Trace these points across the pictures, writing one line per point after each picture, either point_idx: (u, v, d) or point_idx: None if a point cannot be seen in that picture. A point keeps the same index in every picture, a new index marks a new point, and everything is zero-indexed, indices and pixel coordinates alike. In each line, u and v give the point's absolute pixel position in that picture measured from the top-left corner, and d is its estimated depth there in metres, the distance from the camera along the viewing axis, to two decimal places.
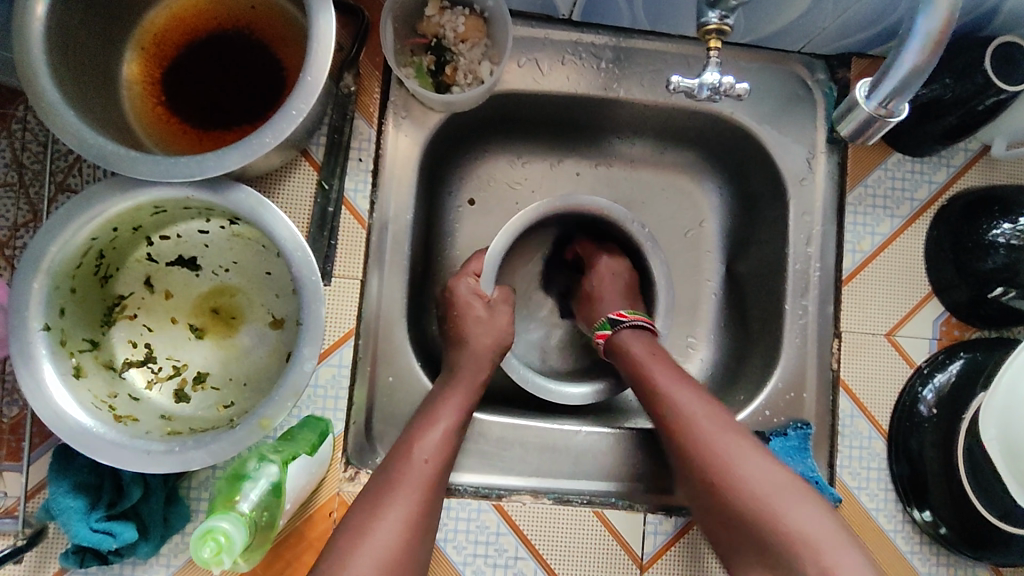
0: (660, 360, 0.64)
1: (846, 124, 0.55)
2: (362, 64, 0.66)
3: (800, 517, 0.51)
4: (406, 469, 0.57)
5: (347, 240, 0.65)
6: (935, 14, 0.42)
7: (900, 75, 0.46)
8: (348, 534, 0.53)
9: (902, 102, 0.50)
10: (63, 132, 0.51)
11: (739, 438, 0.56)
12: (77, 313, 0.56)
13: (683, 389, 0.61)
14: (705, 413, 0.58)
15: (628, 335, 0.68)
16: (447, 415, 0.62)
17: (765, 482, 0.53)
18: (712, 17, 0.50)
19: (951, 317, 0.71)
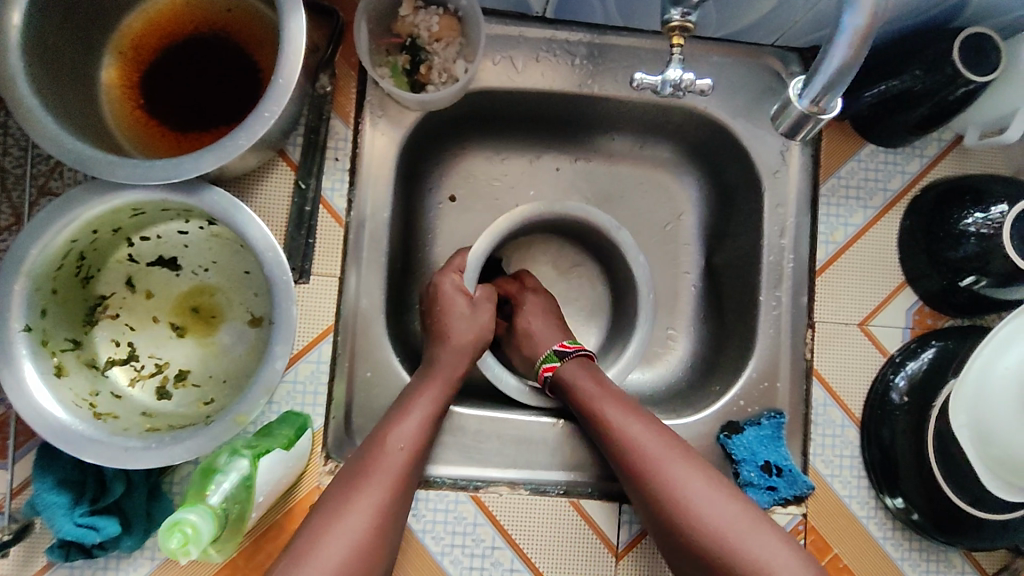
0: (605, 389, 0.66)
1: (780, 123, 0.49)
2: (338, 64, 0.67)
3: (756, 547, 0.54)
4: (379, 458, 0.59)
5: (324, 238, 0.66)
6: (858, 12, 0.39)
7: (835, 67, 0.42)
8: (319, 521, 0.55)
9: (837, 94, 0.45)
10: (42, 137, 0.52)
11: (686, 465, 0.59)
12: (58, 313, 0.57)
13: (633, 422, 0.62)
14: (661, 448, 0.60)
15: (576, 368, 0.69)
16: (423, 406, 0.64)
17: (717, 514, 0.56)
18: (675, 13, 0.50)
19: (924, 306, 0.72)
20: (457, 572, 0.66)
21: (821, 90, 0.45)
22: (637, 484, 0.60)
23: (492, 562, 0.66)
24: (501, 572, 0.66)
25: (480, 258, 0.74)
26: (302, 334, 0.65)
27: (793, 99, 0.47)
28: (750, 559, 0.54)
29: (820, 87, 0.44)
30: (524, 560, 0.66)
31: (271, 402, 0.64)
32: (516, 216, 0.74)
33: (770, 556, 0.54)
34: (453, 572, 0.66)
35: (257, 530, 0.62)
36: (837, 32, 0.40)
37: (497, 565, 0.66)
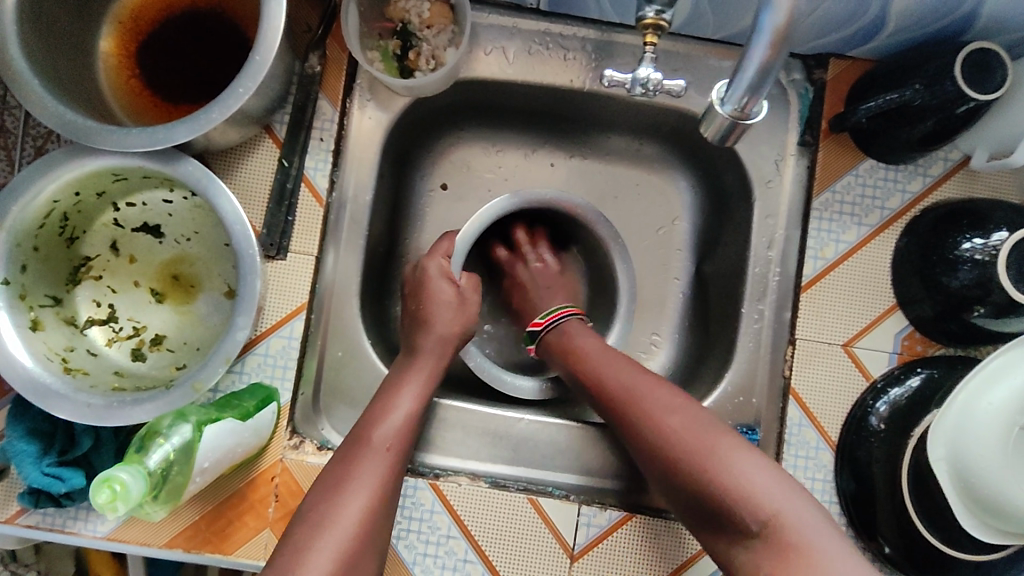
0: (597, 348, 0.67)
1: (707, 127, 0.49)
2: (328, 45, 0.68)
3: (740, 468, 0.52)
4: (365, 456, 0.58)
5: (303, 217, 0.67)
6: (776, 9, 0.37)
7: (753, 72, 0.41)
8: (306, 525, 0.53)
9: (758, 97, 0.44)
10: (29, 102, 0.55)
11: (670, 397, 0.58)
12: (40, 271, 0.60)
13: (629, 371, 0.62)
14: (647, 386, 0.60)
15: (575, 328, 0.71)
16: (407, 402, 0.63)
17: (699, 433, 0.55)
18: (649, 11, 0.50)
19: (915, 332, 0.69)
20: (410, 557, 0.65)
21: (741, 94, 0.44)
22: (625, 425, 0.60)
23: (446, 551, 0.65)
24: (454, 562, 0.65)
25: (469, 241, 0.75)
26: (274, 309, 0.65)
27: (717, 103, 0.46)
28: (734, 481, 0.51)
29: (740, 92, 0.43)
30: (479, 552, 0.65)
31: (240, 372, 0.64)
32: (513, 203, 0.75)
33: (762, 485, 0.51)
34: (406, 556, 0.65)
35: (217, 497, 0.62)
36: (754, 34, 0.38)
37: (450, 554, 0.65)
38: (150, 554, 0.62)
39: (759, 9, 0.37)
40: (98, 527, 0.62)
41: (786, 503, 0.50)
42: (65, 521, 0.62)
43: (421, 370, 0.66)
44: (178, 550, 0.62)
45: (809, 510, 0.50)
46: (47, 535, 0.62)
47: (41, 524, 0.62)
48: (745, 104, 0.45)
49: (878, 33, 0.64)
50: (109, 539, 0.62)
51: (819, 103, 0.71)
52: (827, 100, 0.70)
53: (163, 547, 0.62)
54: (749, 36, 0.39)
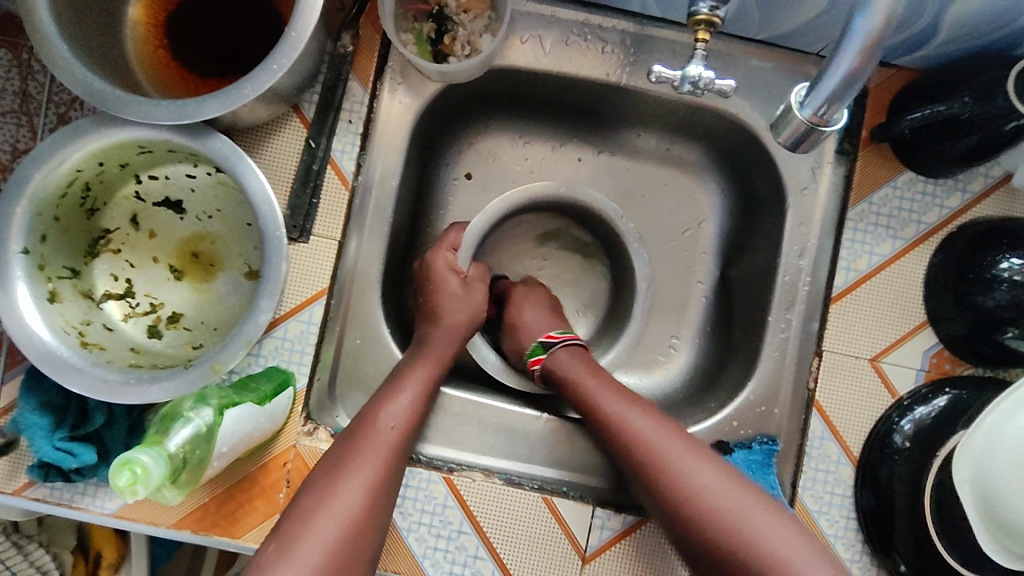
0: (600, 378, 0.64)
1: (780, 131, 0.46)
2: (362, 26, 0.66)
3: (762, 532, 0.50)
4: (370, 435, 0.57)
5: (328, 200, 0.65)
6: (873, 13, 0.35)
7: (837, 80, 0.39)
8: (308, 498, 0.52)
9: (840, 105, 0.41)
10: (55, 66, 0.53)
11: (688, 450, 0.56)
12: (59, 241, 0.58)
13: (644, 415, 0.59)
14: (659, 435, 0.57)
15: (563, 356, 0.68)
16: (414, 384, 0.62)
17: (721, 495, 0.52)
18: (703, 7, 0.48)
19: (944, 350, 0.67)
20: (421, 550, 0.64)
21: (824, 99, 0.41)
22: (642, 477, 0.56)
23: (456, 546, 0.64)
24: (464, 558, 0.64)
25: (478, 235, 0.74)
26: (294, 293, 0.64)
27: (795, 106, 0.44)
28: (771, 557, 0.49)
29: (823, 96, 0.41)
30: (490, 549, 0.64)
31: (257, 355, 0.63)
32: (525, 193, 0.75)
33: (792, 553, 0.49)
34: (416, 550, 0.64)
35: (228, 481, 0.62)
36: (847, 34, 0.37)
37: (460, 550, 0.64)
38: (158, 533, 0.62)
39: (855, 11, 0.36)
40: (106, 504, 0.61)
41: (815, 570, 0.49)
42: (73, 496, 0.61)
43: (430, 357, 0.65)
44: (185, 531, 0.61)
45: (828, 571, 0.49)
46: (55, 509, 0.61)
47: (49, 498, 0.61)
48: (824, 111, 0.42)
49: (927, 42, 0.63)
50: (117, 516, 0.61)
51: (860, 111, 0.69)
52: (868, 108, 0.68)
53: (171, 528, 0.61)
54: (841, 36, 0.38)
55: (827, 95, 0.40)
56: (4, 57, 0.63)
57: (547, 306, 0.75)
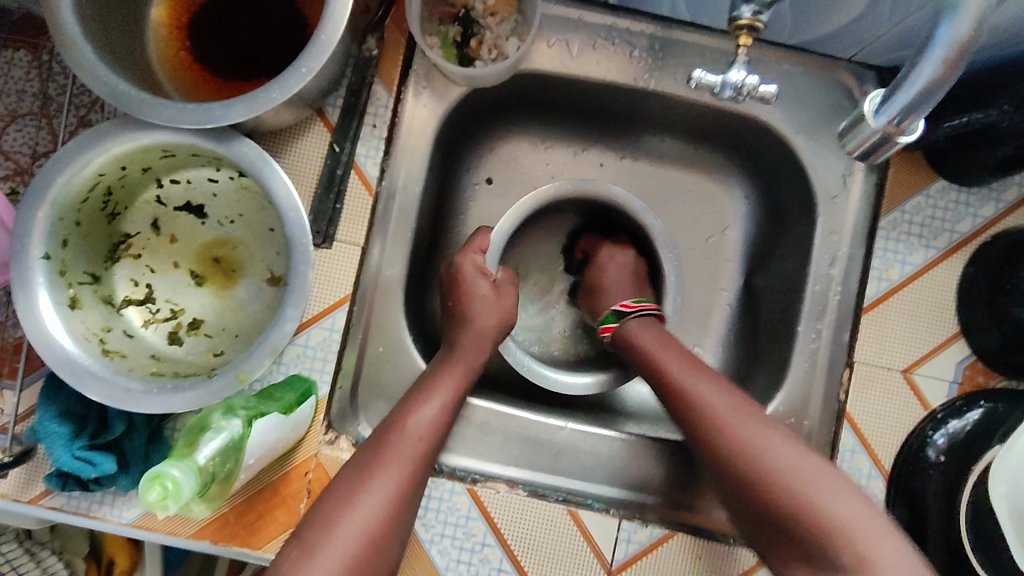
0: (671, 350, 0.63)
1: (852, 139, 0.46)
2: (387, 29, 0.66)
3: (838, 505, 0.47)
4: (397, 443, 0.55)
5: (352, 205, 0.64)
6: (959, 23, 0.34)
7: (917, 89, 0.38)
8: (329, 506, 0.51)
9: (916, 116, 0.41)
10: (80, 68, 0.52)
11: (758, 426, 0.53)
12: (80, 246, 0.57)
13: (714, 388, 0.57)
14: (729, 408, 0.55)
15: (640, 329, 0.66)
16: (443, 392, 0.61)
17: (789, 464, 0.50)
18: (745, 11, 0.47)
19: (977, 361, 0.66)
20: (444, 563, 0.63)
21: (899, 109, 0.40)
22: (710, 450, 0.55)
23: (480, 559, 0.63)
24: (488, 571, 0.63)
25: (503, 238, 0.73)
26: (317, 300, 0.63)
27: (869, 114, 0.44)
28: (838, 525, 0.46)
29: (899, 106, 0.40)
30: (515, 562, 0.63)
31: (279, 363, 0.62)
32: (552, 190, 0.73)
33: (861, 525, 0.46)
34: (439, 562, 0.63)
35: (249, 491, 0.60)
36: (930, 45, 0.36)
37: (484, 563, 0.63)
38: (176, 544, 0.60)
39: (939, 20, 0.35)
40: (125, 513, 0.60)
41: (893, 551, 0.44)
42: (91, 505, 0.60)
43: (457, 365, 0.64)
44: (204, 542, 0.60)
45: (901, 547, 0.45)
46: (72, 518, 0.60)
47: (66, 507, 0.60)
48: (901, 120, 0.42)
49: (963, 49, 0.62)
50: (135, 527, 0.60)
51: None
52: None
53: (191, 538, 0.60)
54: (925, 45, 0.37)
55: (906, 102, 0.40)
56: (25, 59, 0.62)
57: (631, 272, 0.75)
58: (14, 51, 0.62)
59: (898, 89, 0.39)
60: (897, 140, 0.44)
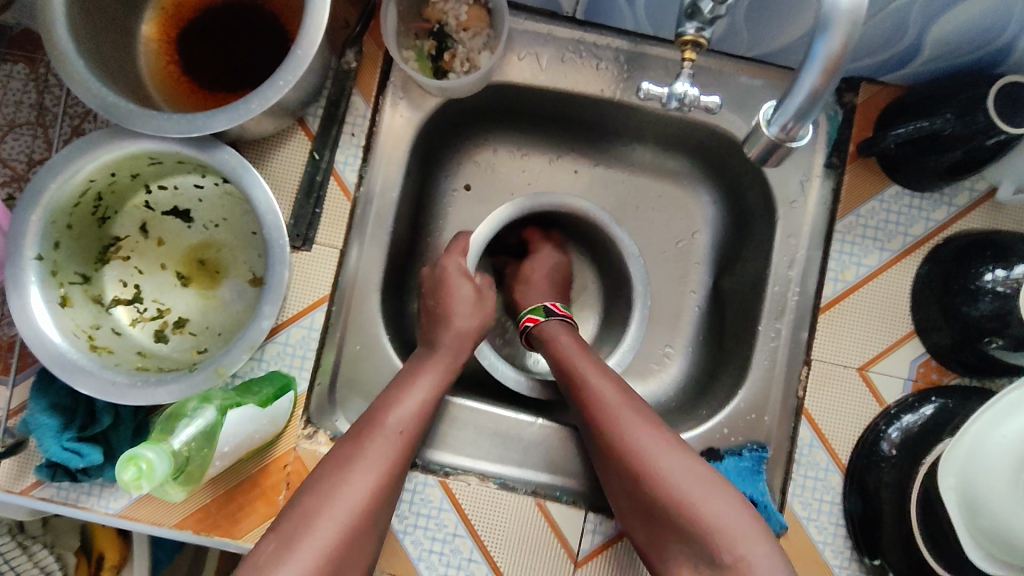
0: (586, 357, 0.66)
1: (751, 147, 0.47)
2: (366, 43, 0.69)
3: (789, 546, 0.53)
4: (376, 437, 0.58)
5: (331, 210, 0.67)
6: (832, 38, 0.37)
7: (803, 97, 0.40)
8: (310, 498, 0.54)
9: (807, 122, 0.42)
10: (72, 81, 0.56)
11: (642, 421, 0.59)
12: (71, 248, 0.61)
13: (613, 390, 0.62)
14: (618, 403, 0.61)
15: (558, 329, 0.71)
16: (423, 388, 0.63)
17: (678, 471, 0.55)
18: (689, 28, 0.50)
19: (931, 359, 0.69)
20: (416, 553, 0.65)
21: (790, 117, 0.42)
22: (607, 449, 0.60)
23: (451, 549, 0.66)
24: (459, 561, 0.65)
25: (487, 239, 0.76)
26: (296, 300, 0.66)
27: (762, 125, 0.44)
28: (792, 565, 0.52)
29: (789, 115, 0.42)
30: (484, 552, 0.66)
31: (259, 359, 0.65)
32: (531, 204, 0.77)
33: None
34: (411, 552, 0.65)
35: (230, 482, 0.63)
36: (807, 60, 0.38)
37: (455, 552, 0.65)
38: (160, 534, 0.63)
39: (813, 37, 0.38)
40: (111, 504, 0.63)
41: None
42: (79, 495, 0.63)
43: (435, 362, 0.67)
44: (187, 532, 0.63)
45: None
46: (60, 509, 0.63)
47: (56, 498, 0.63)
48: (792, 127, 0.43)
49: (911, 60, 0.65)
50: (121, 516, 0.63)
51: (847, 126, 0.71)
52: (856, 123, 0.71)
53: (173, 528, 0.63)
54: (801, 60, 0.39)
55: (794, 110, 0.41)
56: (23, 72, 0.66)
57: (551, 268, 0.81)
58: (12, 64, 0.66)
59: (786, 98, 0.41)
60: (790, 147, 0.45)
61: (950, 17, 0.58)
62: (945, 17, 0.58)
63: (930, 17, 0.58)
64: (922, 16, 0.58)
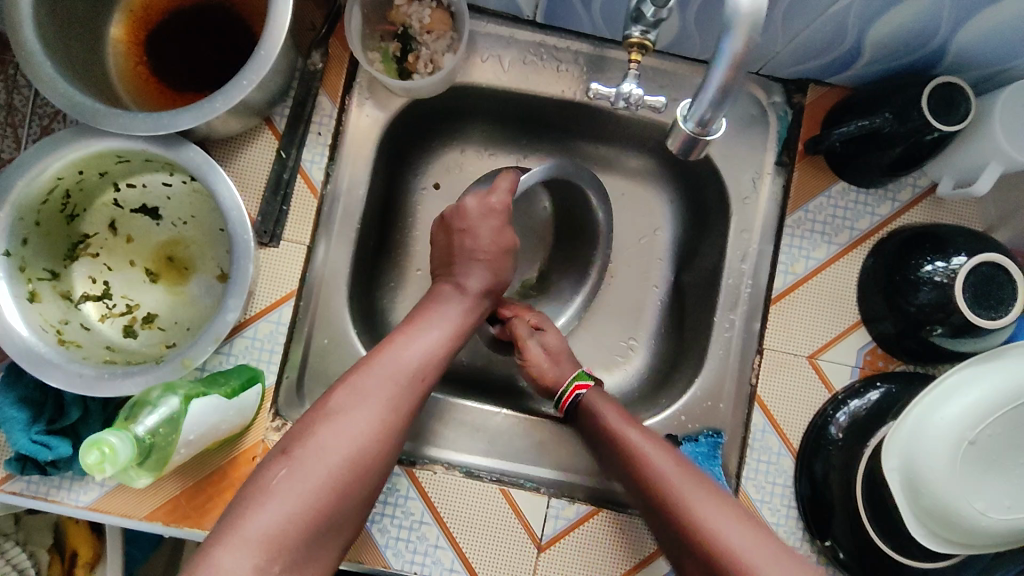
0: (626, 421, 0.65)
1: (671, 138, 0.50)
2: (332, 45, 0.71)
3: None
4: (385, 375, 0.60)
5: (297, 208, 0.69)
6: (735, 37, 0.39)
7: (713, 91, 0.43)
8: (321, 426, 0.55)
9: (719, 115, 0.45)
10: (39, 81, 0.57)
11: (723, 507, 0.56)
12: (39, 245, 0.62)
13: (662, 452, 0.61)
14: (679, 476, 0.59)
15: (598, 399, 0.69)
16: (435, 334, 0.65)
17: (740, 538, 0.53)
18: (635, 31, 0.53)
19: (877, 347, 0.72)
20: (383, 540, 0.67)
21: (704, 110, 0.45)
22: (657, 502, 0.58)
23: (418, 536, 0.67)
24: (425, 548, 0.67)
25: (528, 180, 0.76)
26: (264, 295, 0.67)
27: (680, 120, 0.48)
28: None
29: (703, 108, 0.45)
30: (451, 539, 0.67)
31: (227, 353, 0.66)
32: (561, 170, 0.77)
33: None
34: (379, 540, 0.67)
35: (200, 473, 0.64)
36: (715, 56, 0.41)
37: (421, 540, 0.67)
38: (130, 525, 0.64)
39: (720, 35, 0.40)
40: (81, 497, 0.64)
41: None
42: (49, 489, 0.64)
43: (449, 312, 0.68)
44: (157, 523, 0.64)
45: None
46: (30, 502, 0.64)
47: (25, 492, 0.64)
48: (706, 120, 0.46)
49: (854, 62, 0.68)
50: (90, 509, 0.64)
51: (797, 126, 0.74)
52: (804, 123, 0.74)
53: (143, 519, 0.64)
54: (711, 55, 0.41)
55: (707, 105, 0.44)
56: None
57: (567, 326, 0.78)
58: None
59: (698, 95, 0.43)
60: (705, 141, 0.48)
61: (884, 21, 0.61)
62: (880, 22, 0.61)
63: (865, 23, 0.61)
64: (858, 21, 0.61)
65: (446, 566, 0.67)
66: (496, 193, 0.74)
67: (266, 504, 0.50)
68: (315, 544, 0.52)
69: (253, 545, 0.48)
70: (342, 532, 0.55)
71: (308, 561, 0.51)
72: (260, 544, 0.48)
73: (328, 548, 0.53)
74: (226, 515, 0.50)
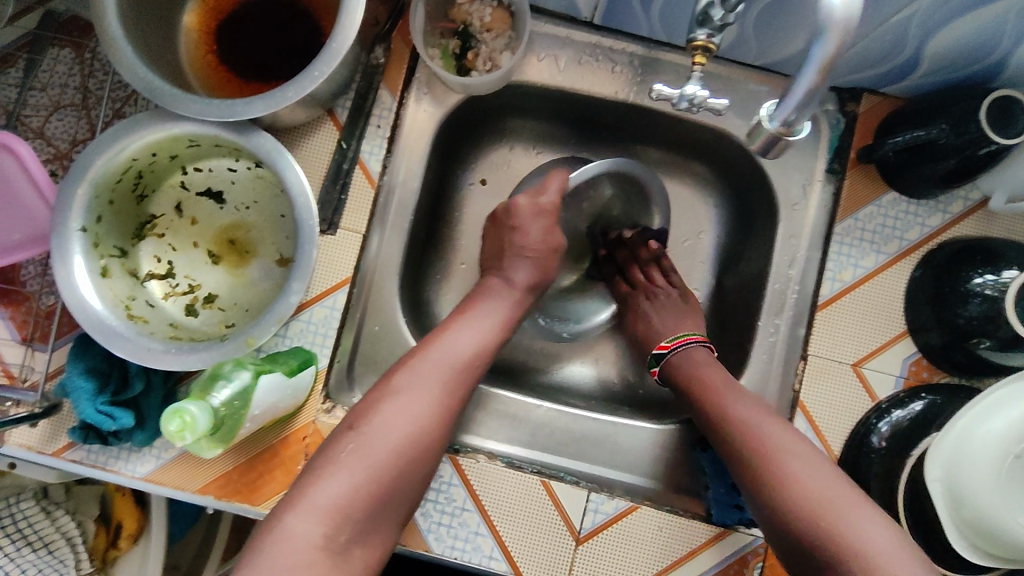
0: (721, 381, 0.66)
1: (754, 139, 0.50)
2: (393, 40, 0.73)
3: (868, 533, 0.51)
4: (437, 361, 0.61)
5: (355, 197, 0.71)
6: (828, 42, 0.40)
7: (801, 94, 0.44)
8: (382, 407, 0.57)
9: (806, 116, 0.46)
10: (120, 64, 0.60)
11: (806, 458, 0.57)
12: (112, 223, 0.64)
13: (756, 412, 0.62)
14: (777, 436, 0.59)
15: (686, 361, 0.71)
16: (485, 323, 0.67)
17: (821, 487, 0.54)
18: (700, 34, 0.53)
19: (922, 358, 0.72)
20: (426, 524, 0.68)
21: (790, 112, 0.46)
22: (749, 466, 0.58)
23: (459, 522, 0.69)
24: (465, 534, 0.69)
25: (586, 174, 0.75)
26: (320, 281, 0.69)
27: (765, 119, 0.48)
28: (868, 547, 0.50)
29: (790, 109, 0.45)
30: (490, 527, 0.69)
31: (283, 335, 0.68)
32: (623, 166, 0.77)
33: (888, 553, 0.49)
34: (421, 524, 0.69)
35: (252, 450, 0.66)
36: (805, 61, 0.42)
37: (462, 526, 0.69)
38: (184, 497, 0.66)
39: (811, 41, 0.41)
40: (138, 468, 0.66)
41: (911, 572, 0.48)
42: (108, 459, 0.66)
43: (498, 301, 0.70)
44: (209, 496, 0.66)
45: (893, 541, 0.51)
46: (89, 471, 0.67)
47: (86, 460, 0.66)
48: (792, 121, 0.47)
49: (911, 72, 0.68)
50: (147, 480, 0.66)
51: (849, 134, 0.75)
52: (857, 132, 0.74)
53: (196, 492, 0.66)
54: (799, 63, 0.43)
55: (795, 103, 0.45)
56: (68, 56, 0.70)
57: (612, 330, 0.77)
58: (59, 49, 0.70)
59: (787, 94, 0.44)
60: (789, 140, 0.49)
61: (946, 33, 0.61)
62: (942, 33, 0.61)
63: (927, 34, 0.62)
64: (920, 31, 0.61)
65: (485, 553, 0.68)
66: (547, 194, 0.74)
67: (332, 477, 0.52)
68: (381, 513, 0.54)
69: (322, 515, 0.50)
70: (403, 504, 0.57)
71: (371, 532, 0.54)
72: (328, 513, 0.51)
73: (391, 517, 0.55)
74: (296, 485, 0.53)
